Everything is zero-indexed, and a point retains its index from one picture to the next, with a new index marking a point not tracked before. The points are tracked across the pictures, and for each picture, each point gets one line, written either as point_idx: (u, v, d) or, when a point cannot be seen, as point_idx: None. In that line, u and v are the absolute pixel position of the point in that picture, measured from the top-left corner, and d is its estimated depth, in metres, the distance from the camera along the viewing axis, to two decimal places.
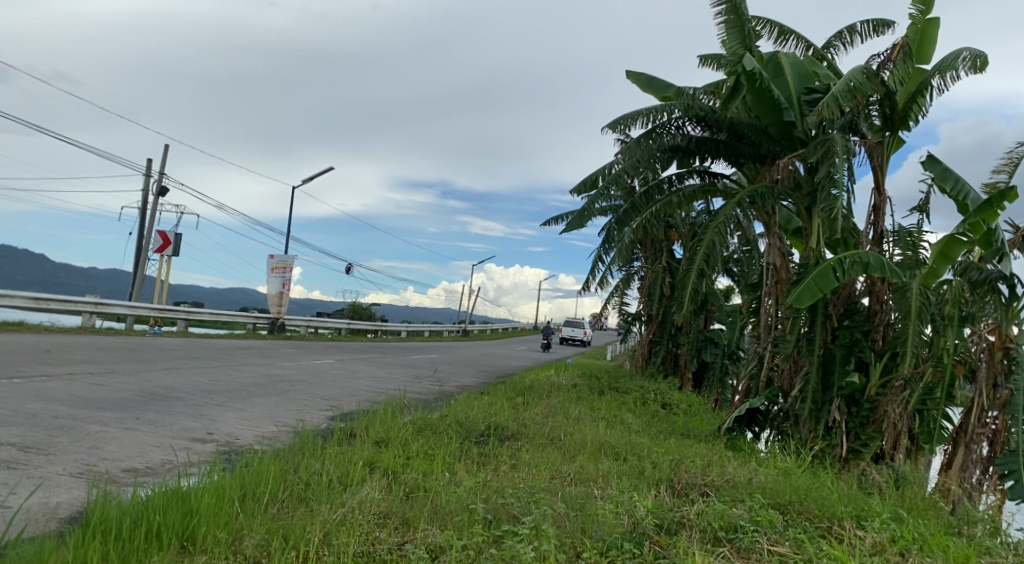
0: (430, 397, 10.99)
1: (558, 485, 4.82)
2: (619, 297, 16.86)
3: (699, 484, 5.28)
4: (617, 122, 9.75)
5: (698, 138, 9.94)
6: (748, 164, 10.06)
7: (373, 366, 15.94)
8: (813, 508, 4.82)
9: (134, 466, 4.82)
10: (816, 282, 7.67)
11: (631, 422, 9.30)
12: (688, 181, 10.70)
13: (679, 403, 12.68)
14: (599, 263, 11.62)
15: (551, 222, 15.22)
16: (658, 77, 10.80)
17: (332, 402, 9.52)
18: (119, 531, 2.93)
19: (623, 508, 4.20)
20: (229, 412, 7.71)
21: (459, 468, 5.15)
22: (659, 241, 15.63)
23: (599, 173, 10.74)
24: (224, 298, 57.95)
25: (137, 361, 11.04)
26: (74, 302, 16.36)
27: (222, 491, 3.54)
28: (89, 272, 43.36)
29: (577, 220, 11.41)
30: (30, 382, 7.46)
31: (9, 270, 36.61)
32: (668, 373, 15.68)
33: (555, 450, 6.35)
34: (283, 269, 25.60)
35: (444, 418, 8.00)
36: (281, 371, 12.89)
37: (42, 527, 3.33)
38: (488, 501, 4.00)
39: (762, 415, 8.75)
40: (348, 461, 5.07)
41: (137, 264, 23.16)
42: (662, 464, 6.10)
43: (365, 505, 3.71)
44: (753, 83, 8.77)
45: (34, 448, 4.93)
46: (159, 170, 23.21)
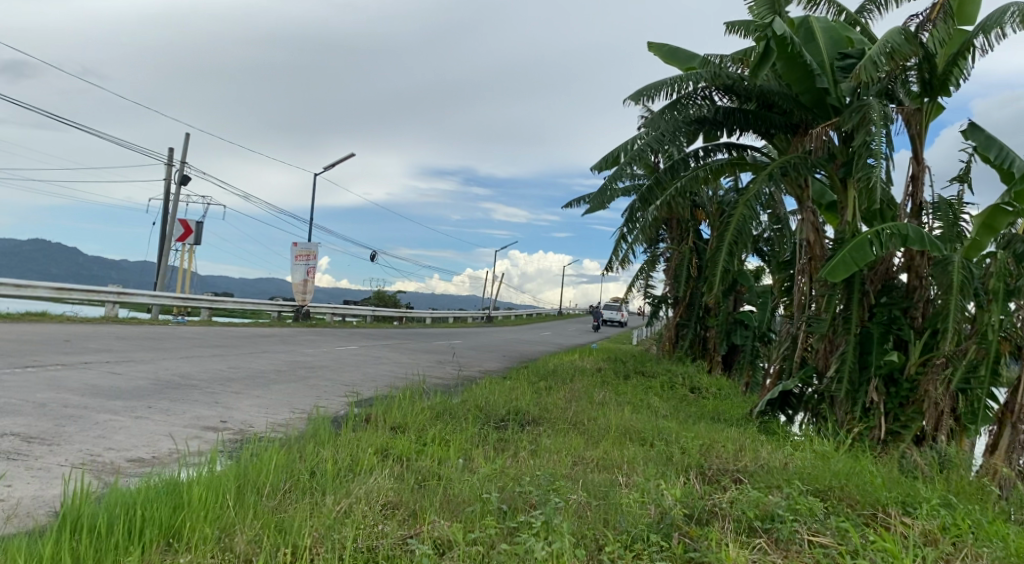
0: (452, 382, 10.77)
1: (581, 471, 4.54)
2: (644, 280, 16.51)
3: (733, 470, 4.97)
4: (640, 94, 9.39)
5: (725, 109, 9.55)
6: (778, 135, 9.67)
7: (396, 352, 15.78)
8: (855, 494, 4.49)
9: (139, 455, 4.60)
10: (851, 256, 7.30)
11: (657, 406, 9.00)
12: (715, 155, 10.32)
13: (708, 386, 12.32)
14: (622, 243, 11.25)
15: (573, 204, 14.87)
16: (682, 48, 10.38)
17: (352, 388, 9.32)
18: (100, 528, 2.69)
19: (650, 496, 3.90)
20: (245, 400, 7.54)
21: (475, 454, 4.90)
22: (685, 221, 15.26)
23: (621, 148, 10.36)
24: (251, 287, 58.45)
25: (156, 350, 10.95)
26: (98, 292, 16.39)
27: (219, 483, 3.30)
28: (119, 263, 43.91)
29: (597, 199, 11.04)
30: (42, 371, 7.32)
31: (41, 264, 37.19)
32: (697, 357, 15.38)
33: (577, 435, 6.07)
34: (307, 256, 25.60)
35: (463, 402, 7.75)
36: (302, 357, 12.75)
37: (25, 524, 3.09)
38: (503, 490, 3.75)
39: (795, 398, 8.43)
40: (360, 449, 4.83)
41: (161, 254, 23.23)
42: (691, 449, 5.80)
43: (372, 495, 3.47)
44: (784, 48, 8.32)
45: (37, 438, 4.72)
46: (180, 159, 23.24)
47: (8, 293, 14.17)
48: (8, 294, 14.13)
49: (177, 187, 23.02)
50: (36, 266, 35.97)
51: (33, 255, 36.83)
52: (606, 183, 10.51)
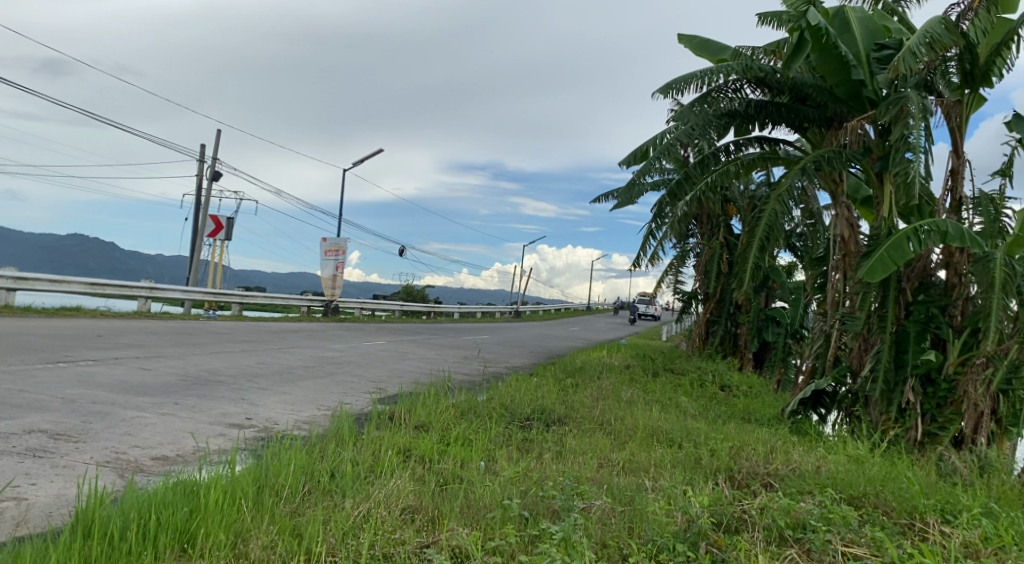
0: (477, 378, 10.73)
1: (606, 475, 4.44)
2: (674, 276, 16.28)
3: (764, 474, 4.84)
4: (669, 87, 9.21)
5: (757, 102, 9.34)
6: (812, 128, 9.44)
7: (423, 348, 15.79)
8: (891, 501, 4.33)
9: (164, 453, 4.62)
10: (889, 253, 7.08)
11: (686, 405, 8.84)
12: (747, 150, 10.12)
13: (738, 384, 12.11)
14: (650, 239, 11.10)
15: (601, 199, 14.72)
16: (712, 39, 10.17)
17: (378, 384, 9.32)
18: (117, 531, 2.68)
19: (676, 502, 3.79)
20: (272, 396, 7.56)
21: (499, 456, 4.82)
22: (715, 217, 15.00)
23: (650, 143, 10.20)
24: (283, 282, 59.13)
25: (187, 345, 11.07)
26: (132, 287, 16.66)
27: (237, 485, 3.28)
28: (155, 258, 44.71)
29: (625, 195, 10.87)
30: (74, 367, 7.41)
31: (81, 259, 38.02)
32: (727, 354, 15.13)
33: (603, 436, 5.97)
34: (337, 251, 25.78)
35: (488, 400, 7.69)
36: (330, 353, 12.80)
37: (44, 525, 3.09)
38: (525, 495, 3.67)
39: (828, 397, 8.25)
40: (382, 448, 4.79)
41: (194, 249, 23.55)
42: (719, 451, 5.66)
43: (391, 498, 3.42)
44: (819, 39, 8.09)
45: (63, 435, 4.75)
46: (212, 156, 23.53)
47: (45, 288, 14.44)
48: (45, 289, 14.41)
49: (209, 183, 23.32)
50: (74, 261, 36.78)
51: (73, 251, 37.68)
52: (635, 178, 10.36)
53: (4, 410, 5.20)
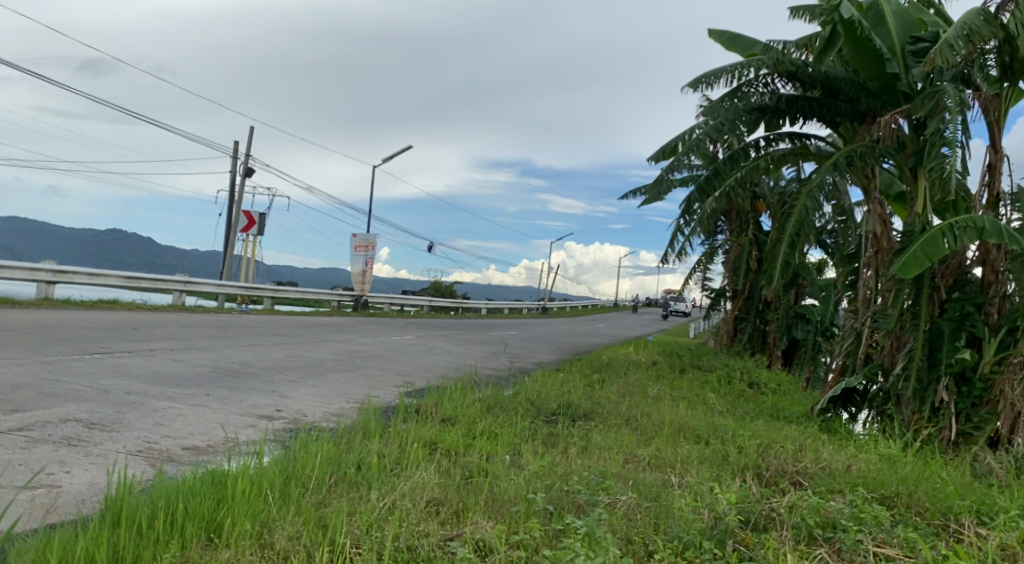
0: (504, 374, 10.73)
1: (631, 470, 4.42)
2: (702, 272, 16.12)
3: (793, 473, 4.77)
4: (698, 81, 9.11)
5: (788, 97, 9.22)
6: (844, 124, 9.25)
7: (451, 343, 15.84)
8: (924, 502, 4.24)
9: (195, 443, 4.70)
10: (923, 250, 6.93)
11: (714, 402, 8.75)
12: (777, 146, 9.99)
13: (768, 382, 11.97)
14: (679, 236, 10.99)
15: (629, 196, 14.64)
16: (743, 33, 10.03)
17: (406, 378, 9.37)
18: (144, 519, 2.72)
19: (703, 499, 3.74)
20: (302, 388, 7.64)
21: (524, 450, 4.81)
22: (745, 213, 14.83)
23: (679, 138, 10.11)
24: (314, 277, 59.72)
25: (219, 338, 11.23)
26: (166, 280, 16.96)
27: (262, 475, 3.33)
28: (189, 253, 45.48)
29: (653, 190, 10.77)
30: (110, 359, 7.57)
31: (118, 254, 38.82)
32: (756, 351, 14.95)
33: (629, 431, 5.94)
34: (366, 247, 25.98)
35: (515, 395, 7.68)
36: (359, 347, 12.90)
37: (75, 512, 3.15)
38: (549, 489, 3.66)
39: (859, 395, 8.15)
40: (409, 441, 4.81)
41: (227, 244, 23.92)
42: (748, 449, 5.58)
43: (417, 489, 3.43)
44: (852, 32, 7.92)
45: (98, 424, 4.84)
46: (244, 152, 23.87)
47: (83, 281, 14.77)
48: (83, 282, 14.73)
49: (242, 179, 23.64)
50: (111, 255, 37.59)
51: (110, 245, 38.47)
52: (663, 174, 10.27)
53: (41, 399, 5.32)
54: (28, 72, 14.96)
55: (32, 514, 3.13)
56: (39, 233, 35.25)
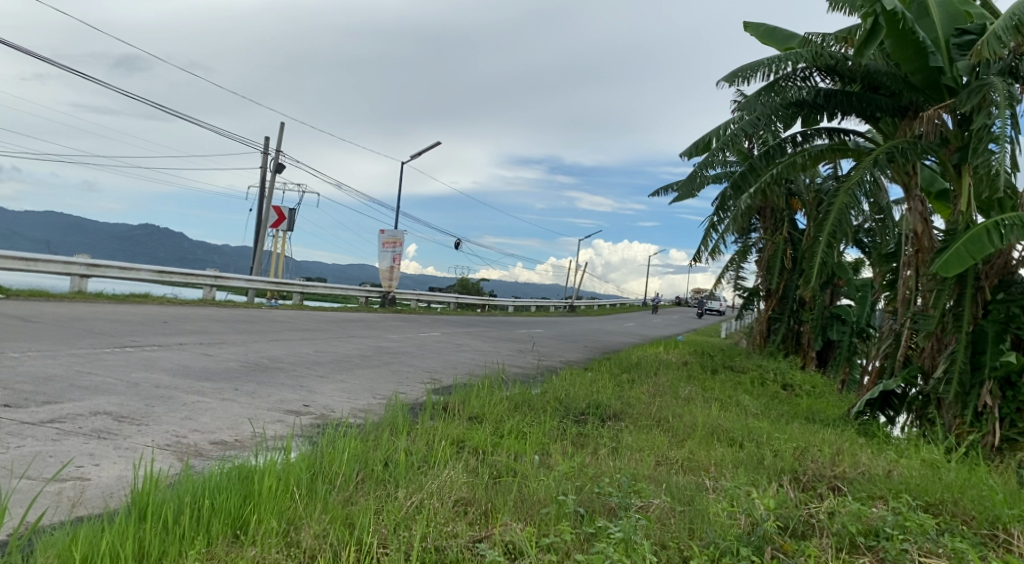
0: (532, 372, 10.64)
1: (663, 473, 4.30)
2: (735, 271, 15.86)
3: (832, 478, 4.61)
4: (734, 75, 8.91)
5: (826, 91, 8.94)
6: (885, 119, 9.00)
7: (478, 340, 15.80)
8: (971, 510, 4.05)
9: (223, 438, 4.68)
10: (966, 247, 6.70)
11: (747, 404, 8.56)
12: (813, 142, 9.75)
13: (801, 383, 11.71)
14: (712, 233, 10.80)
15: (658, 193, 14.46)
16: (780, 27, 9.81)
17: (434, 375, 9.33)
18: (170, 514, 2.68)
19: (739, 504, 3.61)
20: (330, 384, 7.63)
21: (554, 450, 4.73)
22: (779, 210, 14.54)
23: (713, 134, 9.92)
24: (342, 274, 60.16)
25: (248, 333, 11.31)
26: (198, 275, 17.16)
27: (289, 472, 3.28)
28: (220, 248, 46.11)
29: (686, 187, 10.58)
30: (140, 352, 7.62)
31: (152, 249, 39.48)
32: (789, 352, 14.69)
33: (661, 433, 5.82)
34: (394, 243, 26.06)
35: (543, 394, 7.58)
36: (387, 343, 12.91)
37: (102, 507, 3.13)
38: (580, 491, 3.57)
39: (897, 398, 7.91)
40: (436, 439, 4.74)
41: (257, 240, 24.16)
42: (783, 453, 5.43)
43: (445, 489, 3.35)
44: (895, 25, 7.69)
45: (127, 417, 4.85)
46: (275, 149, 24.09)
47: (116, 275, 14.99)
48: (117, 277, 14.95)
49: (273, 175, 23.86)
50: (144, 249, 38.21)
51: (144, 241, 39.11)
52: (696, 170, 10.08)
53: (73, 392, 5.36)
54: (66, 69, 15.22)
55: (59, 507, 3.12)
56: (75, 228, 35.95)
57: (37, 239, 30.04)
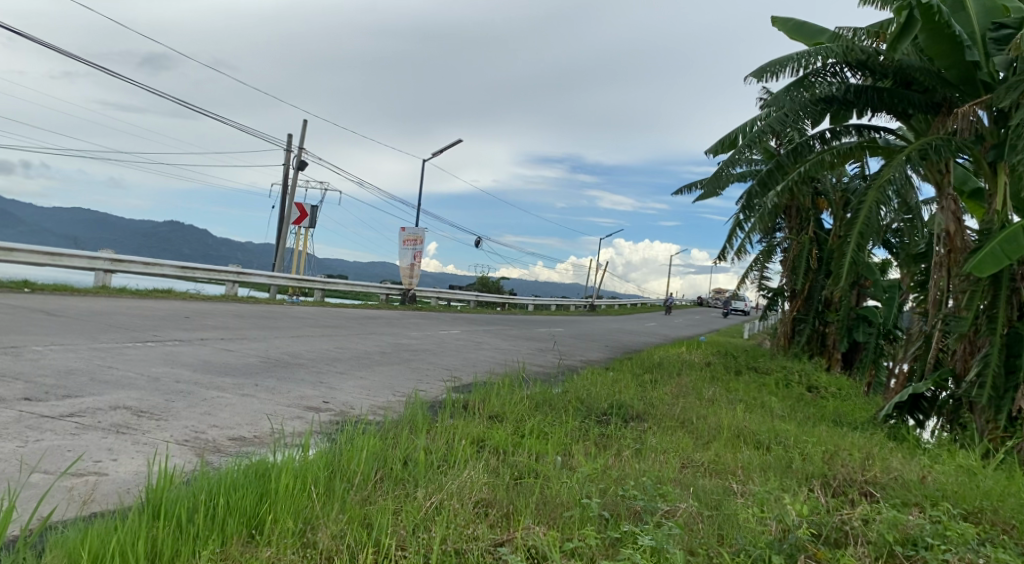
0: (552, 371, 10.54)
1: (689, 476, 4.19)
2: (759, 271, 15.62)
3: (863, 483, 4.46)
4: (762, 70, 8.73)
5: (857, 87, 8.75)
6: (917, 116, 8.77)
7: (498, 338, 15.72)
8: (1012, 519, 3.89)
9: (241, 434, 4.64)
10: (1002, 246, 6.51)
11: (773, 406, 8.39)
12: (842, 139, 9.55)
13: (827, 386, 11.48)
14: (737, 232, 10.61)
15: (682, 191, 14.29)
16: (808, 22, 9.62)
17: (454, 373, 9.26)
18: (181, 514, 2.62)
19: (770, 509, 3.49)
20: (350, 380, 7.60)
21: (576, 451, 4.63)
22: (805, 210, 14.30)
23: (739, 131, 9.75)
24: (363, 271, 60.41)
25: (269, 328, 11.32)
26: (220, 271, 17.26)
27: (307, 469, 3.22)
28: (243, 245, 46.53)
29: (711, 184, 10.39)
30: (162, 347, 7.64)
31: (176, 245, 39.92)
32: (814, 354, 14.43)
33: (685, 435, 5.69)
34: (415, 241, 26.07)
35: (564, 393, 7.48)
36: (407, 340, 12.88)
37: (115, 504, 3.08)
38: (604, 494, 3.47)
39: (927, 401, 7.68)
40: (456, 438, 4.65)
41: (279, 237, 24.28)
42: (812, 456, 5.27)
43: (464, 490, 3.27)
44: (930, 18, 7.49)
45: (147, 412, 4.82)
46: (298, 146, 24.20)
47: (140, 271, 15.10)
48: (140, 272, 15.06)
49: (295, 172, 23.96)
50: (168, 245, 38.63)
51: (168, 237, 39.51)
52: (722, 167, 9.89)
53: (93, 386, 5.35)
54: (94, 66, 15.36)
55: (74, 502, 3.08)
56: (102, 224, 36.39)
57: (64, 235, 30.48)
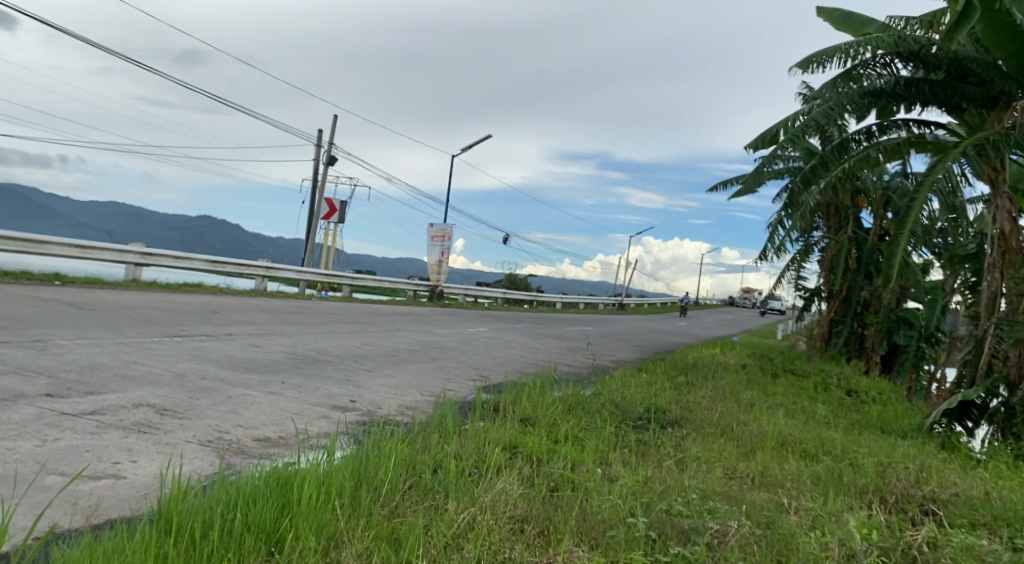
0: (583, 371, 10.29)
1: (737, 489, 3.93)
2: (795, 270, 15.18)
3: (923, 499, 4.13)
4: (808, 61, 8.37)
5: (908, 79, 8.37)
6: (971, 110, 8.36)
7: (527, 336, 15.49)
8: None
9: (265, 435, 4.47)
10: None
11: (814, 412, 8.03)
12: (890, 134, 9.17)
13: (867, 390, 11.05)
14: (777, 230, 10.25)
15: (717, 188, 13.94)
16: (856, 12, 9.24)
17: (483, 372, 9.06)
18: (195, 529, 2.43)
19: (830, 530, 3.21)
20: (378, 379, 7.43)
21: (615, 459, 4.39)
22: (844, 209, 13.86)
23: (781, 125, 9.39)
24: (391, 267, 60.58)
25: (297, 324, 11.23)
26: (250, 265, 17.26)
27: (332, 478, 3.02)
28: (274, 240, 46.97)
29: (752, 180, 10.02)
30: (188, 342, 7.54)
31: (208, 240, 40.37)
32: (852, 356, 13.98)
33: (727, 443, 5.41)
34: (443, 237, 25.98)
35: (597, 396, 7.23)
36: (435, 337, 12.71)
37: (127, 513, 2.91)
38: (649, 510, 3.24)
39: (977, 408, 7.35)
40: (488, 443, 4.43)
41: (309, 232, 24.33)
42: (864, 468, 4.95)
43: (499, 503, 3.05)
44: (990, 7, 7.07)
45: (170, 411, 4.68)
46: (328, 141, 24.23)
47: (171, 264, 15.15)
48: (171, 266, 15.11)
49: (325, 167, 23.96)
50: (200, 240, 39.04)
51: (201, 231, 39.92)
52: (762, 163, 9.53)
53: (117, 382, 5.24)
54: (128, 60, 15.42)
55: (83, 509, 2.92)
56: (136, 218, 36.88)
57: (98, 229, 30.92)
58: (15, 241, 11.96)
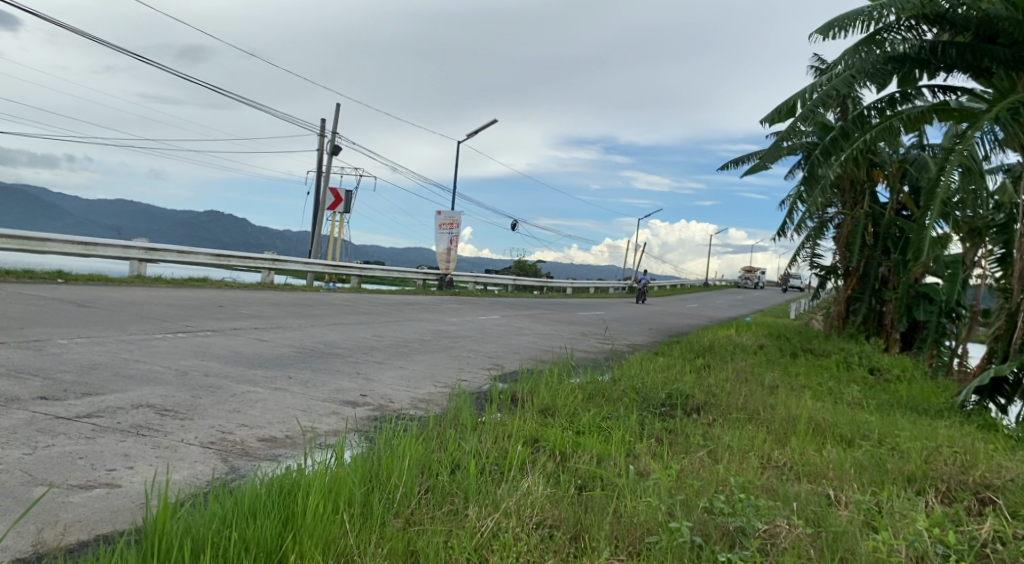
0: (600, 357, 10.01)
1: (777, 481, 3.65)
2: (811, 249, 14.80)
3: (977, 487, 3.82)
4: (827, 26, 7.99)
5: (933, 43, 8.02)
6: (1000, 73, 7.97)
7: (540, 323, 15.19)
8: None
9: (272, 434, 4.21)
10: None
11: (840, 392, 7.72)
12: (912, 103, 8.78)
13: (891, 367, 10.75)
14: (795, 206, 9.87)
15: (730, 164, 13.60)
16: None
17: (496, 361, 8.79)
18: (182, 553, 2.16)
19: (888, 528, 2.93)
20: (388, 371, 7.18)
21: (642, 451, 4.12)
22: (860, 183, 13.48)
23: (799, 97, 8.99)
24: (400, 257, 60.36)
25: (305, 316, 10.98)
26: (256, 258, 17.03)
27: (340, 483, 2.76)
28: (282, 233, 46.89)
29: (770, 153, 9.62)
30: (192, 338, 7.29)
31: (215, 234, 40.28)
32: (872, 333, 13.66)
33: (757, 429, 5.12)
34: (451, 225, 25.74)
35: (617, 382, 6.95)
36: (446, 326, 12.45)
37: (109, 528, 2.66)
38: (687, 510, 2.97)
39: (1010, 385, 6.99)
40: (507, 438, 4.15)
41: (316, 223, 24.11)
42: (906, 453, 4.66)
43: (524, 506, 2.77)
44: None
45: (171, 412, 4.42)
46: (332, 131, 23.95)
47: (176, 259, 14.94)
48: (175, 261, 14.89)
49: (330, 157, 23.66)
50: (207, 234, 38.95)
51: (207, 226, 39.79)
52: (779, 135, 9.14)
53: (117, 381, 5.00)
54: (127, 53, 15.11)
55: (62, 526, 2.65)
56: (144, 214, 36.76)
57: (104, 227, 30.85)
58: (17, 239, 11.72)
